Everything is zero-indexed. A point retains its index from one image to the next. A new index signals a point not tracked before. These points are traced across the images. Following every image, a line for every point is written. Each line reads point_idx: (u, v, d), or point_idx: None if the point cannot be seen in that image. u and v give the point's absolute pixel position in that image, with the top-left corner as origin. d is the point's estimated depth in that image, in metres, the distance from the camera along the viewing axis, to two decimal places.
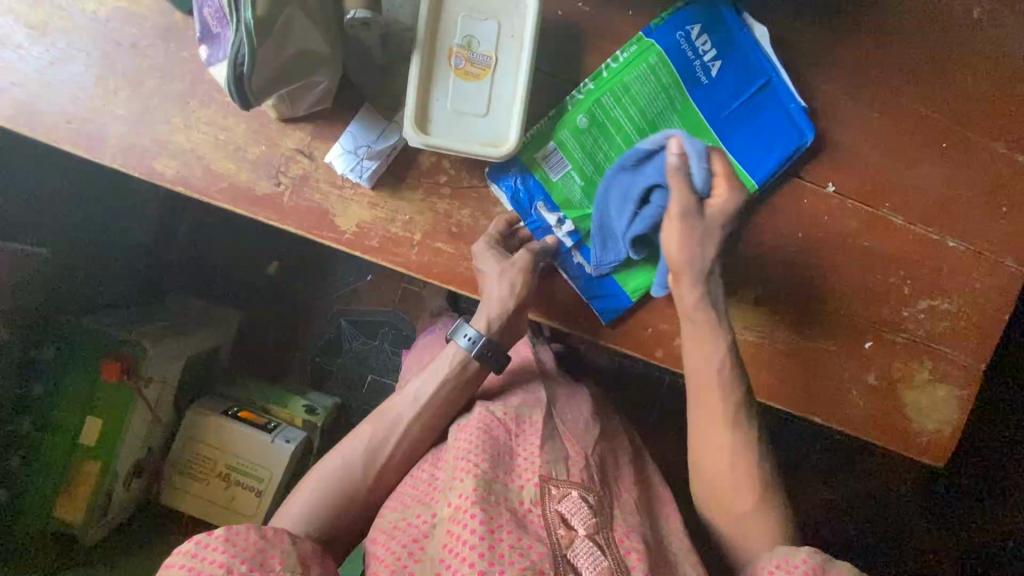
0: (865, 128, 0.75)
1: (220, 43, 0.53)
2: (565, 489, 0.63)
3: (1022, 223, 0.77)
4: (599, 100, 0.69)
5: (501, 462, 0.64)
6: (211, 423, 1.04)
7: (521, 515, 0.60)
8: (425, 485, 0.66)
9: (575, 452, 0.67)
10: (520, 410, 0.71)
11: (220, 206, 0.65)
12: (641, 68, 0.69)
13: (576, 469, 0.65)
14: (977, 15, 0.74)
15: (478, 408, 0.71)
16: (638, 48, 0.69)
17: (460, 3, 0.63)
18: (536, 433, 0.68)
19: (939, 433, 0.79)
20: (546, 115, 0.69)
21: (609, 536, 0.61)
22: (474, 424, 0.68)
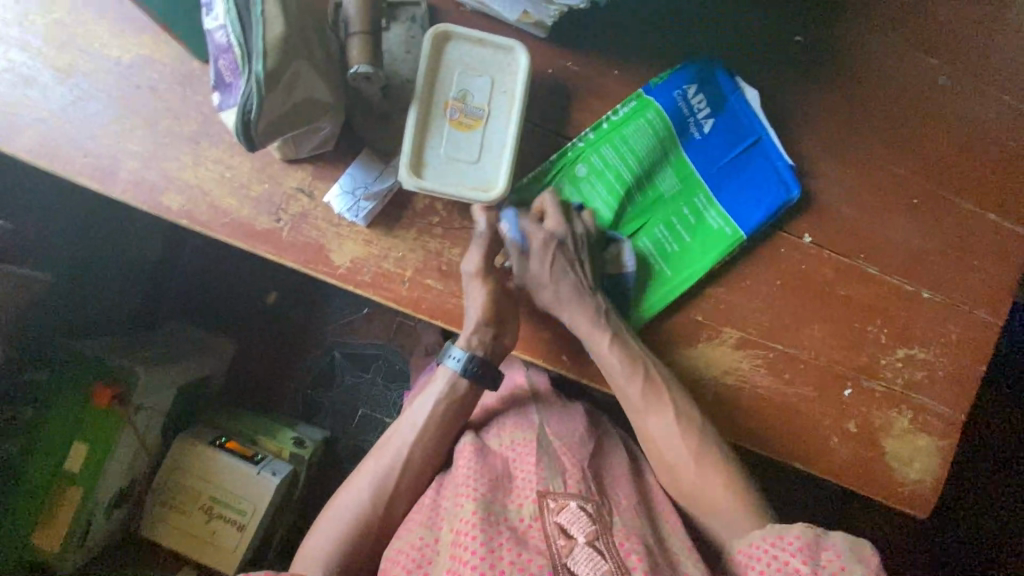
0: (841, 184, 0.79)
1: (231, 91, 0.56)
2: (563, 500, 0.64)
3: (993, 276, 0.81)
4: (599, 149, 0.74)
5: (499, 485, 0.66)
6: (198, 453, 1.04)
7: (520, 532, 0.62)
8: (428, 510, 0.67)
9: (571, 464, 0.68)
10: (513, 436, 0.72)
11: (221, 240, 0.69)
12: (639, 123, 0.74)
13: (572, 481, 0.66)
14: (942, 82, 0.80)
15: (470, 437, 0.73)
16: (637, 105, 0.74)
17: (460, 60, 0.67)
18: (532, 451, 0.69)
19: (921, 484, 0.79)
20: (548, 162, 0.74)
21: (610, 541, 0.61)
22: (470, 451, 0.70)
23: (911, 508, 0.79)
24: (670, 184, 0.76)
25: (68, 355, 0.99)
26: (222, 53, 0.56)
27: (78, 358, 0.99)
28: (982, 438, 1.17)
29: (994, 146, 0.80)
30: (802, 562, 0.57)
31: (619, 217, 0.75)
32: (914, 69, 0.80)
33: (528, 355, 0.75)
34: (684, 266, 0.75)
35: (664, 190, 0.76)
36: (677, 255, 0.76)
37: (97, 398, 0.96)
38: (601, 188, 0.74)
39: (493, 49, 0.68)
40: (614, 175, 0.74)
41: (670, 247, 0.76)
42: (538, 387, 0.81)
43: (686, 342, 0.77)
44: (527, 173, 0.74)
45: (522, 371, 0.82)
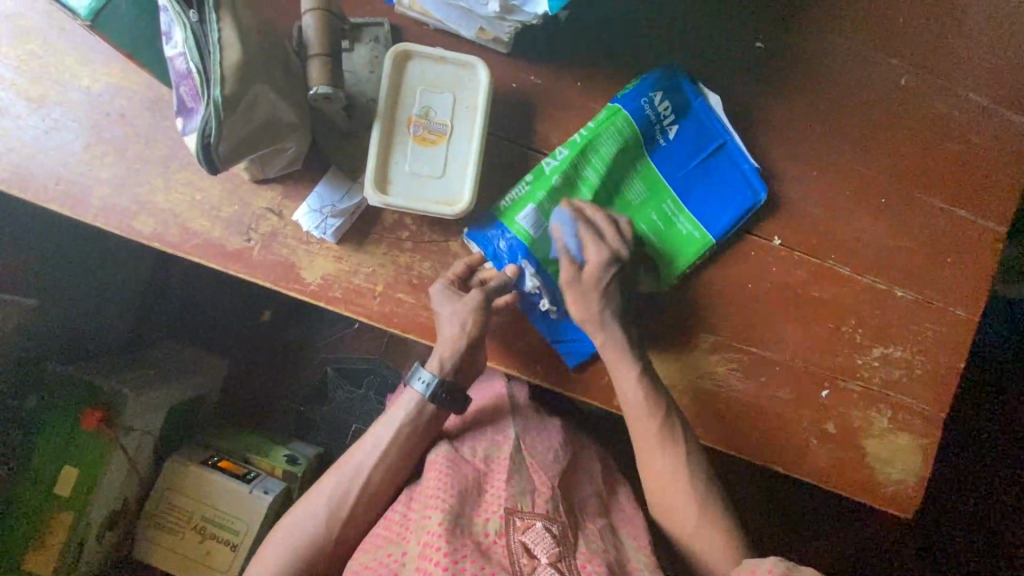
0: (807, 185, 0.79)
1: (192, 116, 0.57)
2: (530, 520, 0.66)
3: (967, 273, 0.81)
4: (574, 163, 0.73)
5: (468, 499, 0.67)
6: (190, 473, 1.04)
7: (485, 547, 0.63)
8: (397, 524, 0.68)
9: (541, 483, 0.70)
10: (487, 449, 0.73)
11: (193, 261, 0.70)
12: (611, 133, 0.74)
13: (540, 501, 0.68)
14: (904, 82, 0.81)
15: (443, 447, 0.73)
16: (606, 115, 0.74)
17: (421, 77, 0.69)
18: (503, 469, 0.70)
19: (904, 484, 0.79)
20: (523, 181, 0.73)
21: (572, 563, 0.63)
22: (442, 462, 0.70)
23: (895, 508, 0.79)
24: (638, 192, 0.76)
25: (60, 382, 1.01)
26: (183, 79, 0.57)
27: (70, 385, 1.01)
28: (973, 429, 1.17)
29: (960, 143, 0.81)
30: None
31: None
32: (877, 72, 0.80)
33: (504, 365, 0.75)
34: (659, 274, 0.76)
35: (633, 200, 0.76)
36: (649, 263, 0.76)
37: (87, 421, 0.99)
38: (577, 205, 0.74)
39: (453, 66, 0.69)
40: (589, 189, 0.74)
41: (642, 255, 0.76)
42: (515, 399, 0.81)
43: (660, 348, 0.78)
44: (503, 194, 0.74)
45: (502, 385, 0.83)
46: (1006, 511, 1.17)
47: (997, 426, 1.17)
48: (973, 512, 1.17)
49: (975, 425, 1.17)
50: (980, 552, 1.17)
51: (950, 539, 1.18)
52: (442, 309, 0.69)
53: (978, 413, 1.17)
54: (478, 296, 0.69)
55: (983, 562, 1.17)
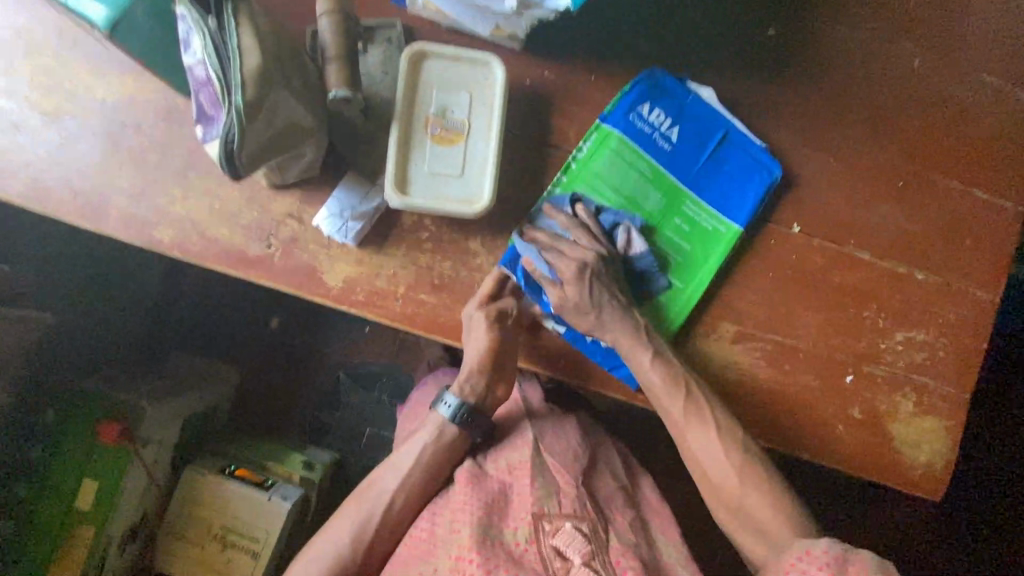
0: (824, 171, 0.79)
1: (214, 123, 0.57)
2: (559, 522, 0.67)
3: (985, 253, 0.81)
4: (575, 189, 0.74)
5: (495, 509, 0.68)
6: (206, 484, 1.03)
7: (517, 555, 0.65)
8: (425, 540, 0.69)
9: (566, 483, 0.71)
10: (508, 457, 0.73)
11: (214, 270, 0.70)
12: (605, 154, 0.74)
13: (567, 501, 0.69)
14: (916, 64, 0.80)
15: (466, 463, 0.74)
16: (598, 135, 0.74)
17: (434, 78, 0.68)
18: (527, 472, 0.71)
19: (931, 466, 0.79)
20: (529, 215, 0.73)
21: (605, 560, 0.66)
22: (465, 477, 0.71)
23: (925, 492, 0.79)
24: (654, 199, 0.76)
25: (78, 396, 1.02)
26: (202, 87, 0.57)
27: (87, 399, 1.01)
28: (990, 405, 1.17)
29: (975, 124, 0.81)
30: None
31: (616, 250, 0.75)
32: (890, 55, 0.80)
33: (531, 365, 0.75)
34: (688, 274, 0.76)
35: (650, 208, 0.76)
36: (683, 266, 0.76)
37: (107, 435, 0.98)
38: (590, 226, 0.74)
39: (467, 63, 0.69)
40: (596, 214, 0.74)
41: (673, 261, 0.76)
42: (536, 397, 0.81)
43: (683, 340, 0.77)
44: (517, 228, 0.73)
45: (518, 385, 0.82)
46: None
47: (1016, 400, 1.17)
48: (993, 487, 1.18)
49: (992, 401, 1.17)
50: (1001, 525, 1.18)
51: (970, 514, 1.18)
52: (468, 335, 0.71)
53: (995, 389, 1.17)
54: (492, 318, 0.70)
55: (1004, 534, 1.17)
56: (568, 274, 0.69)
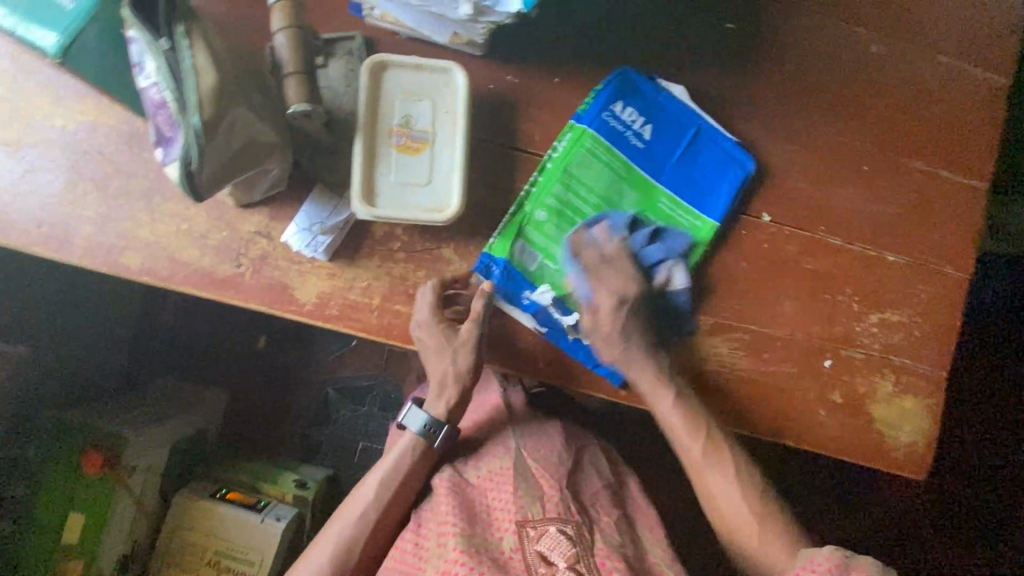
0: (791, 160, 0.80)
1: (172, 145, 0.56)
2: (543, 527, 0.68)
3: (954, 232, 0.82)
4: (550, 191, 0.74)
5: (478, 519, 0.71)
6: (199, 508, 1.01)
7: (502, 562, 0.67)
8: (410, 555, 0.71)
9: (549, 487, 0.72)
10: (489, 466, 0.74)
11: (184, 292, 0.69)
12: (579, 154, 0.74)
13: (550, 505, 0.70)
14: (874, 51, 0.82)
15: (447, 471, 0.74)
16: (572, 136, 0.74)
17: (397, 88, 0.68)
18: (509, 480, 0.72)
19: (914, 446, 0.80)
20: (507, 215, 0.73)
21: (590, 563, 0.67)
22: (448, 488, 0.72)
23: (909, 470, 0.80)
24: (631, 198, 0.76)
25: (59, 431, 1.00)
26: (158, 108, 0.56)
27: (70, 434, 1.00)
28: (972, 379, 1.19)
29: (935, 105, 0.82)
30: None
31: (591, 247, 0.75)
32: (848, 42, 0.81)
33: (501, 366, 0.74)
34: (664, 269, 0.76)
35: (627, 206, 0.76)
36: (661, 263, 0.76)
37: (90, 465, 0.98)
38: (565, 227, 0.74)
39: (430, 73, 0.69)
40: (574, 213, 0.74)
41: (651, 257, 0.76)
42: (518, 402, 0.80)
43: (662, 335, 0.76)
44: (492, 229, 0.74)
45: (499, 388, 0.82)
46: (1015, 455, 1.18)
47: (996, 373, 1.19)
48: (982, 461, 1.19)
49: (975, 376, 1.19)
50: (994, 498, 1.19)
51: (963, 489, 1.19)
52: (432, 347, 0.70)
53: (976, 363, 1.19)
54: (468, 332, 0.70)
55: (997, 507, 1.19)
56: (601, 310, 0.72)
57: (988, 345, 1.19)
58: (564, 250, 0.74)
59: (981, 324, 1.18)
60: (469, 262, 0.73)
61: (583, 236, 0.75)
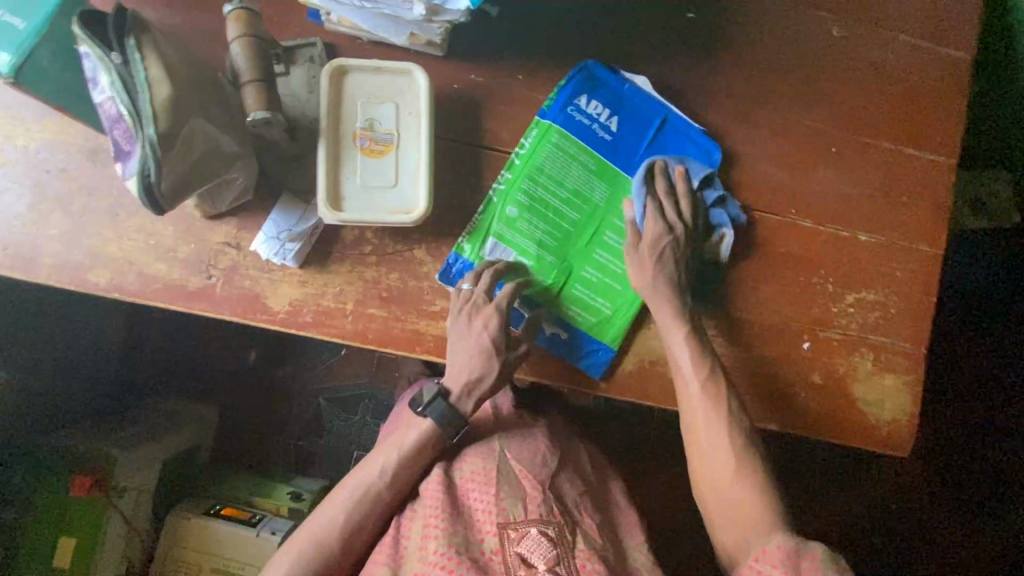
0: (759, 145, 0.80)
1: (130, 159, 0.56)
2: (524, 529, 0.68)
3: (924, 209, 0.82)
4: (519, 187, 0.74)
5: (461, 519, 0.69)
6: (192, 527, 1.00)
7: (482, 564, 0.67)
8: (388, 552, 0.69)
9: (531, 488, 0.71)
10: (472, 467, 0.73)
11: (155, 306, 0.69)
12: (546, 149, 0.74)
13: (533, 506, 0.70)
14: (835, 33, 0.82)
15: (434, 470, 0.73)
16: (538, 132, 0.74)
17: (360, 92, 0.68)
18: (491, 482, 0.71)
19: (896, 423, 0.80)
20: (477, 214, 0.74)
21: (570, 564, 0.67)
22: (432, 488, 0.71)
23: (892, 448, 0.80)
24: (601, 190, 0.76)
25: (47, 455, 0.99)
26: (115, 123, 0.56)
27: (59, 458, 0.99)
28: (957, 355, 1.20)
29: (899, 84, 0.83)
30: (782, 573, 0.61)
31: (563, 241, 0.75)
32: (810, 26, 0.82)
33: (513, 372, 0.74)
34: None
35: (596, 199, 0.76)
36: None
37: (78, 488, 0.96)
38: (535, 223, 0.74)
39: (391, 75, 0.69)
40: (545, 208, 0.75)
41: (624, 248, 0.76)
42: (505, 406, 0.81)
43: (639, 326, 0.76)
44: (462, 229, 0.74)
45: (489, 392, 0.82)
46: (1003, 427, 1.19)
47: (980, 347, 1.20)
48: (971, 434, 1.20)
49: (960, 351, 1.20)
50: (986, 472, 1.19)
51: (954, 464, 1.20)
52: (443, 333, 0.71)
53: (960, 338, 1.20)
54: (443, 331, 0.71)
55: (989, 480, 1.19)
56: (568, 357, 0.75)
57: (970, 320, 1.19)
58: (535, 246, 0.74)
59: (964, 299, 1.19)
60: (441, 262, 0.73)
61: (554, 230, 0.75)
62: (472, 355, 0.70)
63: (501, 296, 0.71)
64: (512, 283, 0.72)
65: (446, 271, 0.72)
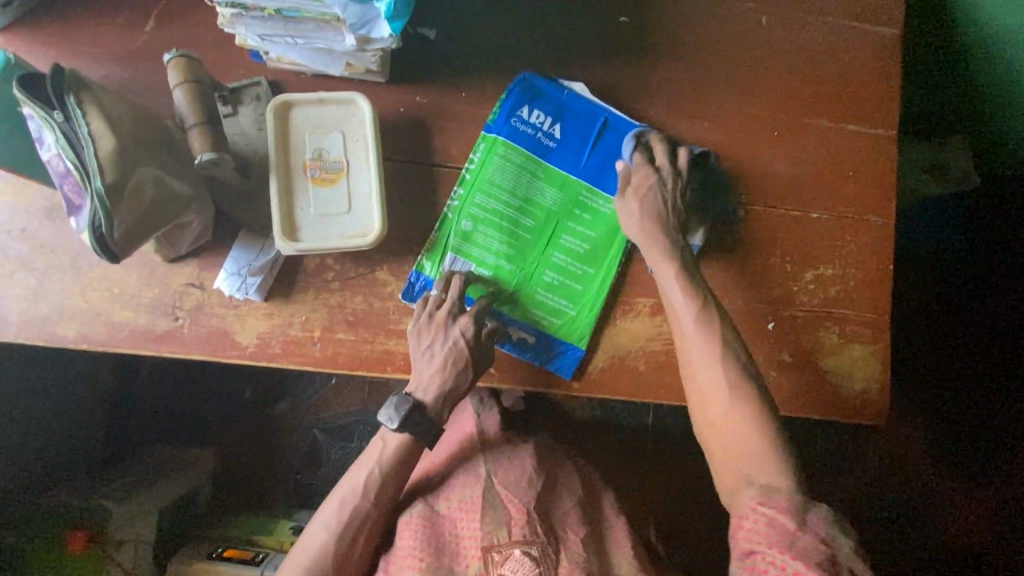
0: (704, 137, 0.83)
1: (81, 212, 0.58)
2: (508, 551, 0.71)
3: (870, 182, 0.85)
4: (472, 201, 0.76)
5: (446, 551, 0.72)
6: (197, 569, 0.97)
7: None
8: None
9: (516, 510, 0.74)
10: (458, 495, 0.76)
11: (125, 353, 0.70)
12: (494, 162, 0.77)
13: (517, 528, 0.73)
14: (766, 22, 0.85)
15: (420, 503, 0.76)
16: (485, 146, 0.77)
17: (305, 124, 0.70)
18: (477, 509, 0.74)
19: (867, 393, 0.81)
20: (433, 231, 0.75)
21: None
22: (417, 521, 0.74)
23: (869, 417, 0.82)
24: (552, 195, 0.78)
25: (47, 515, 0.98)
26: (64, 178, 0.57)
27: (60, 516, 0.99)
28: (924, 323, 1.24)
29: (833, 65, 0.86)
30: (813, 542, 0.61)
31: (521, 248, 0.77)
32: (741, 18, 0.85)
33: (495, 382, 0.77)
34: (600, 258, 0.78)
35: (548, 204, 0.78)
36: (591, 253, 0.78)
37: (74, 543, 0.97)
38: (492, 234, 0.76)
39: (335, 105, 0.71)
40: (499, 218, 0.76)
41: (581, 249, 0.78)
42: (490, 428, 0.82)
43: (605, 323, 0.78)
44: (420, 247, 0.75)
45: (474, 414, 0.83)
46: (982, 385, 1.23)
47: (948, 311, 1.24)
48: (949, 396, 1.24)
49: (928, 317, 1.24)
50: (968, 429, 1.24)
51: (936, 430, 1.25)
52: (413, 347, 0.72)
53: (926, 306, 1.24)
54: (415, 341, 0.71)
55: (975, 437, 1.24)
56: (550, 356, 0.76)
57: (934, 285, 1.24)
58: (493, 257, 0.76)
59: (925, 266, 1.23)
60: (403, 281, 0.74)
61: (510, 239, 0.76)
62: (448, 367, 0.72)
63: (472, 309, 0.73)
64: (482, 298, 0.74)
65: (408, 289, 0.74)
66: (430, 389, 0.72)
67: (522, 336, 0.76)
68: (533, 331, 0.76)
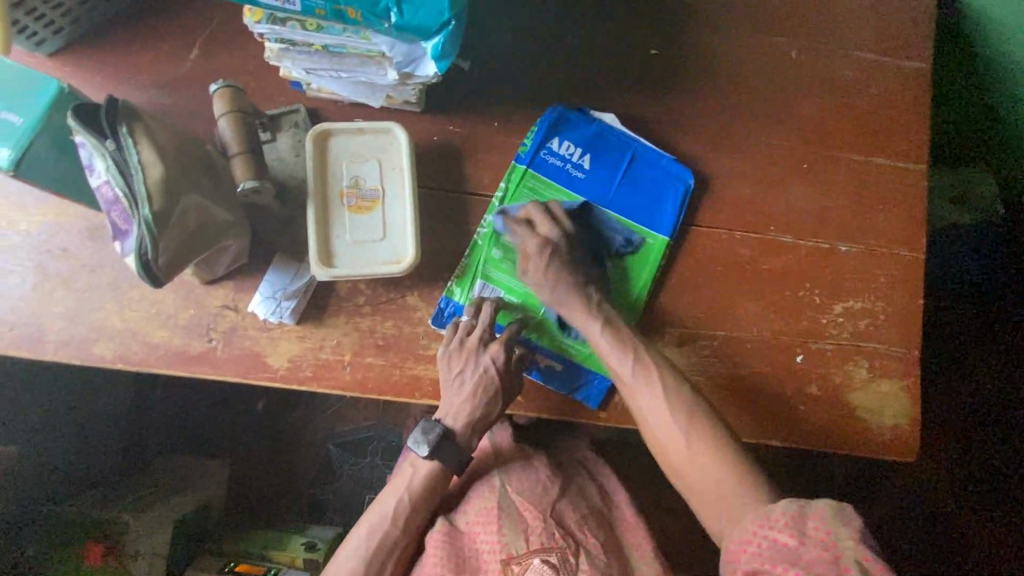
0: (733, 167, 0.83)
1: (128, 237, 0.59)
2: (527, 560, 0.69)
3: (899, 215, 0.84)
4: (501, 229, 0.77)
5: (465, 565, 0.71)
6: None
7: None
8: None
9: (533, 519, 0.73)
10: (478, 507, 0.75)
11: (160, 373, 0.71)
12: (523, 192, 0.78)
13: (535, 537, 0.71)
14: (796, 55, 0.86)
15: (441, 518, 0.76)
16: (515, 176, 0.78)
17: (343, 153, 0.72)
18: (493, 520, 0.73)
19: (897, 429, 0.80)
20: (463, 257, 0.76)
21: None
22: (438, 538, 0.73)
23: (897, 454, 0.80)
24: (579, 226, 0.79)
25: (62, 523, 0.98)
26: (112, 204, 0.59)
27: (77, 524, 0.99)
28: (950, 351, 1.22)
29: (862, 99, 0.86)
30: (789, 536, 0.58)
31: None
32: (769, 50, 0.85)
33: (522, 411, 0.77)
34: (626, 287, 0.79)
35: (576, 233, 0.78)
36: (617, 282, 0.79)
37: (91, 556, 0.96)
38: None
39: (372, 135, 0.72)
40: None
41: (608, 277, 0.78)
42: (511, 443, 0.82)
43: None
44: (450, 274, 0.76)
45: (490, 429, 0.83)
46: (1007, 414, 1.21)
47: (974, 338, 1.22)
48: (978, 423, 1.22)
49: (954, 345, 1.22)
50: (996, 459, 1.21)
51: (965, 460, 1.21)
52: (444, 373, 0.72)
53: (951, 332, 1.22)
54: (446, 366, 0.72)
55: (1003, 468, 1.21)
56: (576, 382, 0.76)
57: (960, 312, 1.22)
58: (522, 285, 0.77)
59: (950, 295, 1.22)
60: (434, 307, 0.75)
61: None
62: (478, 393, 0.72)
63: (502, 336, 0.73)
64: (511, 324, 0.75)
65: (438, 315, 0.74)
66: (459, 415, 0.74)
67: (550, 362, 0.76)
68: (560, 357, 0.77)
